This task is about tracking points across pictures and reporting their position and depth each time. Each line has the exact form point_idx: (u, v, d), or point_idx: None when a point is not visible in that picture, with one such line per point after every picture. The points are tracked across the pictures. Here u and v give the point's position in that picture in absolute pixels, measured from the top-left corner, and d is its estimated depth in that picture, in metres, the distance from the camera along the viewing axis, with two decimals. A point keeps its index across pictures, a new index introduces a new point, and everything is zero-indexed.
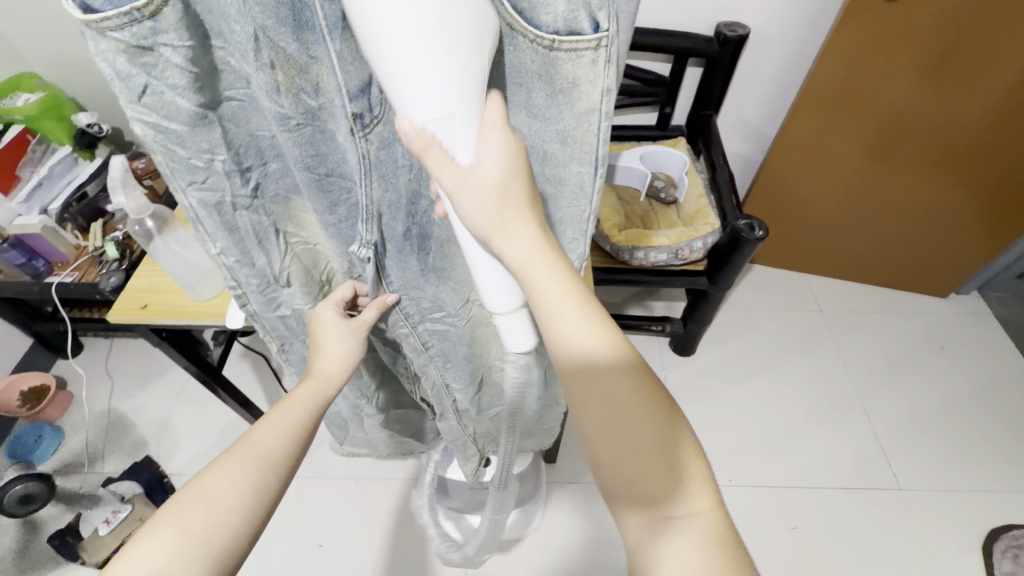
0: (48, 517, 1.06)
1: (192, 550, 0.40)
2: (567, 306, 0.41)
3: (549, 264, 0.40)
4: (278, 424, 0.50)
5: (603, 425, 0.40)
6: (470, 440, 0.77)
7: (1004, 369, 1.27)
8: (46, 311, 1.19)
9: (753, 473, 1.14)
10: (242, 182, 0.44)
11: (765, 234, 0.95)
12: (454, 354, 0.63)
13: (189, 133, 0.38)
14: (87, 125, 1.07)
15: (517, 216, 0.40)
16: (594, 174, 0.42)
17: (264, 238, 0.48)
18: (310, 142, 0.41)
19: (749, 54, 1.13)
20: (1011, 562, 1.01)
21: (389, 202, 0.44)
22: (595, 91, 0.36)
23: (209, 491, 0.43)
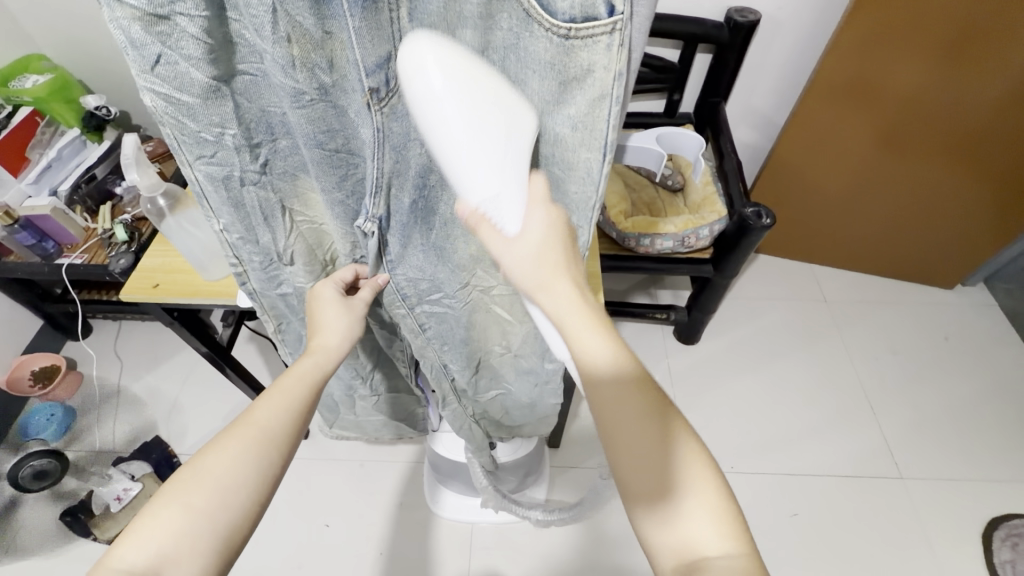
0: (60, 494, 1.08)
1: (197, 532, 0.40)
2: (596, 341, 0.44)
3: (584, 313, 0.44)
4: (279, 401, 0.47)
5: (634, 466, 0.42)
6: (472, 424, 0.78)
7: (1009, 361, 1.27)
8: (56, 292, 1.20)
9: (755, 461, 1.14)
10: (251, 158, 0.44)
11: (773, 221, 0.95)
12: (451, 337, 0.63)
13: (200, 106, 0.39)
14: (95, 108, 1.08)
15: (557, 275, 0.44)
16: (602, 161, 0.42)
17: (270, 214, 0.49)
18: (322, 119, 0.41)
19: (760, 40, 1.11)
20: (1010, 550, 1.02)
21: (398, 176, 0.44)
22: (608, 76, 0.36)
23: (212, 470, 0.42)
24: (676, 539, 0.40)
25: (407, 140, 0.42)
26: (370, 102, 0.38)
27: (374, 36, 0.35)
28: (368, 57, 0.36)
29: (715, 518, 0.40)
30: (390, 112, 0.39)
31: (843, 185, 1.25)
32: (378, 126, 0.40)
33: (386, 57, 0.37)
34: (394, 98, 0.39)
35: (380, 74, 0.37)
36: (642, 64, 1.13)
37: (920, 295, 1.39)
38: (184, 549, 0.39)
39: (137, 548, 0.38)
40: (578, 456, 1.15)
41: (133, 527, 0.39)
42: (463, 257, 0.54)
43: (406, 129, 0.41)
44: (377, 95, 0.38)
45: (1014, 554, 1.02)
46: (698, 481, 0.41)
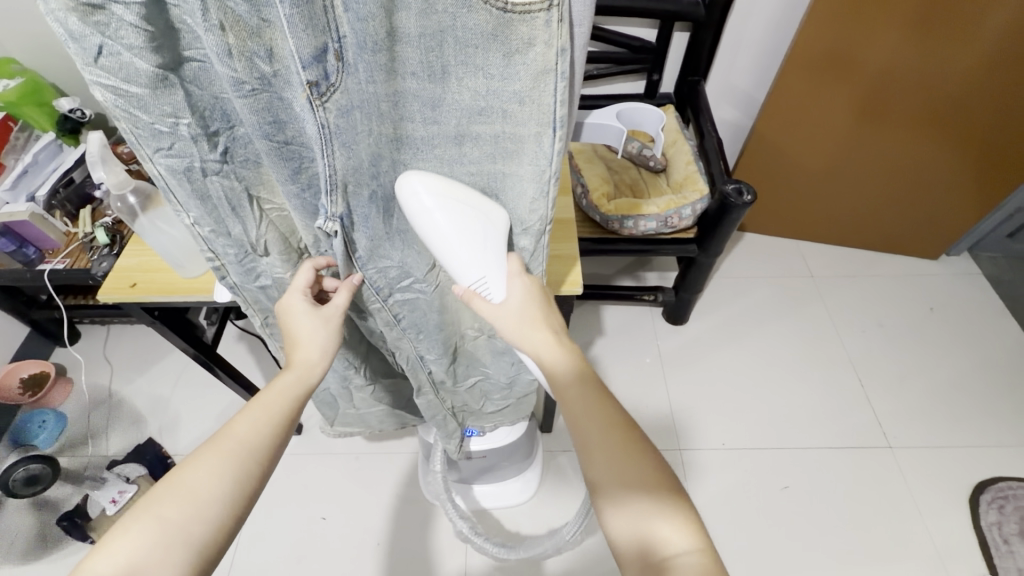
0: (55, 499, 1.09)
1: (169, 545, 0.40)
2: (554, 353, 0.51)
3: (557, 350, 0.51)
4: (257, 415, 0.47)
5: (610, 475, 0.44)
6: (450, 414, 0.79)
7: (994, 326, 1.29)
8: (42, 298, 1.20)
9: (745, 437, 1.16)
10: (210, 147, 0.44)
11: (754, 198, 0.95)
12: (426, 324, 0.64)
13: (150, 97, 0.38)
14: (69, 110, 1.07)
15: (537, 331, 0.52)
16: (553, 135, 0.43)
17: (237, 205, 0.49)
18: (268, 109, 0.40)
19: (737, 16, 1.11)
20: (996, 512, 1.04)
21: (353, 171, 0.43)
22: (550, 52, 0.37)
23: (186, 486, 0.42)
24: (642, 536, 0.42)
25: (356, 134, 0.41)
26: (311, 97, 0.37)
27: (308, 26, 0.33)
28: (303, 48, 0.34)
29: (674, 513, 0.42)
30: (333, 106, 0.38)
31: (821, 161, 1.25)
32: (322, 123, 0.39)
33: (321, 48, 0.35)
34: (335, 92, 0.38)
35: (317, 67, 0.36)
36: (619, 45, 1.12)
37: (905, 267, 1.40)
38: (158, 562, 0.39)
39: (108, 563, 0.39)
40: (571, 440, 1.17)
41: (103, 542, 0.39)
42: (425, 236, 0.55)
43: (354, 122, 0.40)
44: (317, 89, 0.37)
45: (999, 516, 1.04)
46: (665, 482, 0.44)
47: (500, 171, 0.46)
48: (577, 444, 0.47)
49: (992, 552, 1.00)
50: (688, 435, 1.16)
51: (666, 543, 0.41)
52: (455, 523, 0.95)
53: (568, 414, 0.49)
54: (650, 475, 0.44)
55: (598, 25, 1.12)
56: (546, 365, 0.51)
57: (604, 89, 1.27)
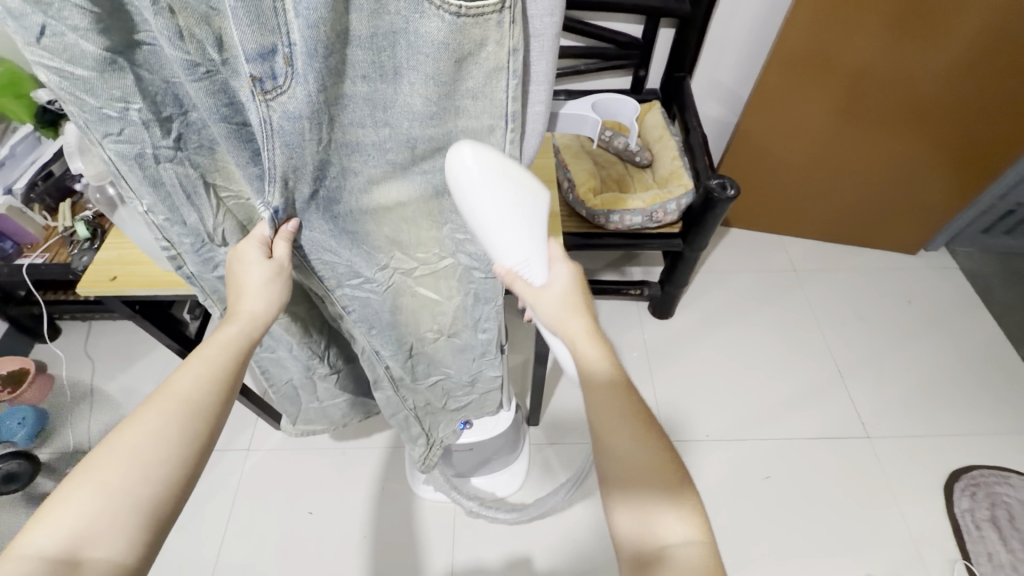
0: (31, 498, 1.07)
1: (114, 510, 0.39)
2: (588, 341, 0.50)
3: (586, 331, 0.51)
4: (201, 369, 0.46)
5: (615, 469, 0.45)
6: (412, 416, 0.79)
7: (969, 318, 1.32)
8: (20, 294, 1.18)
9: (729, 429, 1.18)
10: (163, 133, 0.42)
11: (737, 192, 0.97)
12: (378, 320, 0.63)
13: (97, 80, 0.37)
14: (47, 103, 1.02)
15: (575, 316, 0.52)
16: (507, 130, 0.42)
17: (193, 193, 0.47)
18: (223, 92, 0.39)
19: (722, 13, 1.12)
20: (969, 499, 1.07)
21: (293, 168, 0.41)
22: (502, 51, 0.36)
23: (127, 449, 0.41)
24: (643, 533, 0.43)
25: (302, 139, 0.39)
26: (254, 91, 0.36)
27: (254, 21, 0.33)
28: (248, 43, 0.33)
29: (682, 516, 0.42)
30: (277, 107, 0.37)
31: (805, 154, 1.26)
32: (265, 118, 0.38)
33: (269, 47, 0.34)
34: (281, 94, 0.37)
35: (263, 64, 0.35)
36: (606, 41, 1.13)
37: (885, 262, 1.43)
38: (105, 527, 0.38)
39: (49, 531, 0.37)
40: (558, 433, 1.18)
41: (44, 511, 0.38)
42: (377, 240, 0.53)
43: (301, 128, 0.38)
44: (262, 85, 0.36)
45: (972, 502, 1.07)
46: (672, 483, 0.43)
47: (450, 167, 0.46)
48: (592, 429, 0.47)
49: (965, 538, 1.03)
50: (672, 427, 1.18)
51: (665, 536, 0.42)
52: (464, 502, 1.02)
53: (591, 405, 0.48)
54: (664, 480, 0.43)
55: (586, 20, 1.12)
56: (580, 352, 0.50)
57: (591, 84, 1.27)
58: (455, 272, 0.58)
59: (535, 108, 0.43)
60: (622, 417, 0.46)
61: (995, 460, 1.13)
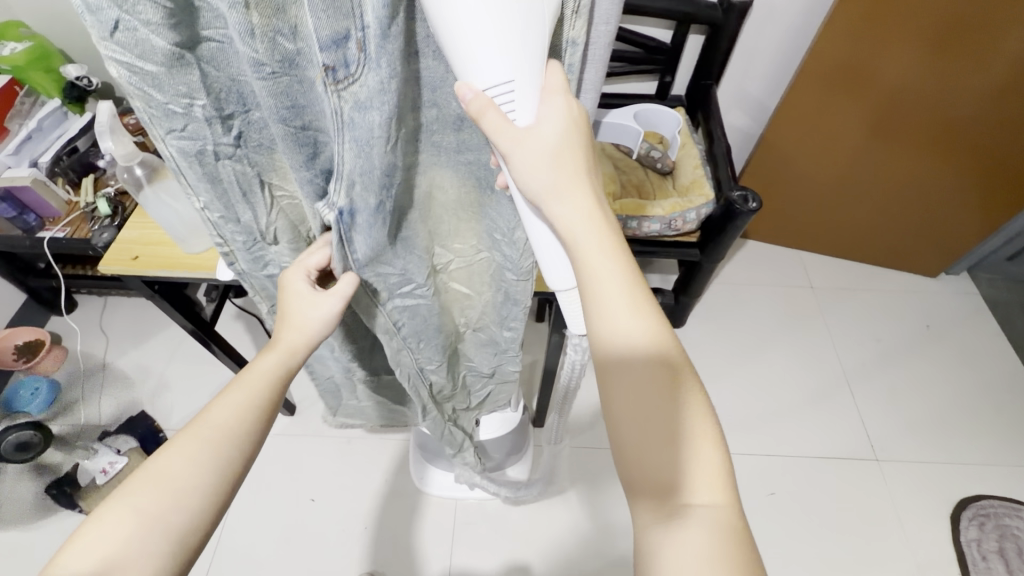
0: (39, 468, 1.09)
1: (147, 535, 0.40)
2: (613, 283, 0.41)
3: (596, 228, 0.41)
4: (240, 400, 0.47)
5: (625, 409, 0.40)
6: (453, 426, 0.81)
7: (987, 347, 1.30)
8: (39, 266, 1.19)
9: (734, 442, 1.17)
10: (224, 130, 0.42)
11: (758, 206, 0.96)
12: (426, 331, 0.63)
13: (165, 75, 0.37)
14: (76, 78, 1.08)
15: (572, 182, 0.41)
16: None
17: (249, 190, 0.47)
18: (285, 93, 0.38)
19: (754, 22, 1.10)
20: (976, 529, 1.06)
21: (361, 171, 0.41)
22: (560, 40, 0.36)
23: (166, 473, 0.42)
24: (658, 489, 0.38)
25: (371, 135, 0.39)
26: (326, 82, 0.35)
27: (330, 8, 0.31)
28: (323, 30, 0.32)
29: (704, 468, 0.38)
30: (349, 97, 0.36)
31: (837, 172, 1.25)
32: (337, 109, 0.37)
33: (342, 33, 0.33)
34: (353, 84, 0.36)
35: (337, 51, 0.33)
36: (634, 44, 1.11)
37: (904, 283, 1.41)
38: (135, 550, 0.39)
39: (85, 551, 0.39)
40: (562, 435, 1.18)
41: (81, 530, 0.40)
42: (422, 238, 0.54)
43: (371, 121, 0.38)
44: (334, 75, 0.35)
45: (979, 533, 1.05)
46: (693, 437, 0.39)
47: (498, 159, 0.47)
48: (595, 373, 0.42)
49: (970, 568, 1.02)
50: None
51: (690, 496, 0.37)
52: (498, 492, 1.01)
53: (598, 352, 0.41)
54: (684, 440, 0.39)
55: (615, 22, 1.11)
56: (598, 310, 0.41)
57: (615, 87, 1.26)
58: (489, 268, 0.59)
59: (582, 113, 0.43)
60: (635, 353, 0.40)
61: (1003, 489, 1.11)
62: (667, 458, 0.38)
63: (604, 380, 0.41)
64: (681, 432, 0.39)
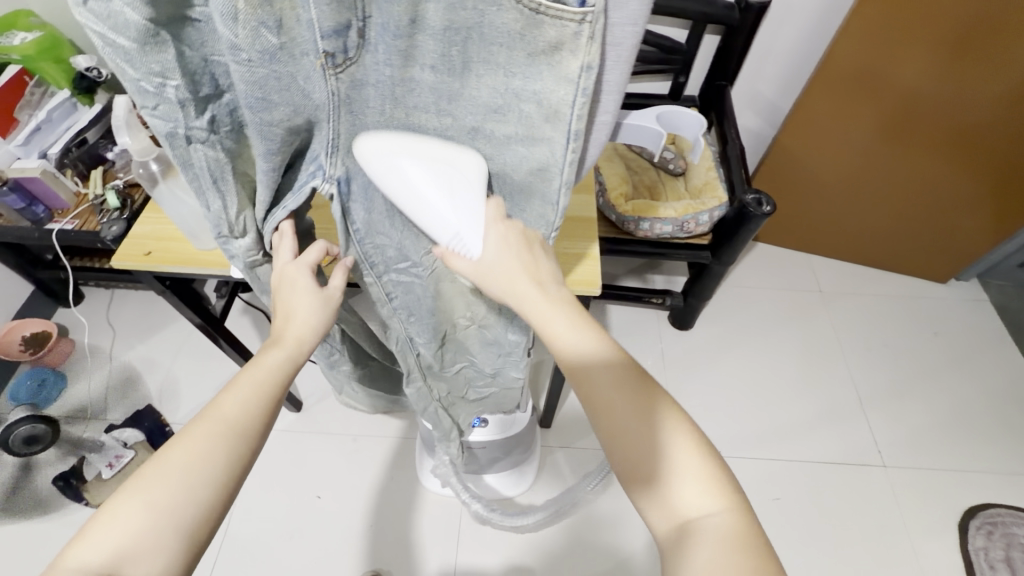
0: (46, 461, 1.09)
1: (157, 529, 0.39)
2: (569, 331, 0.46)
3: (553, 303, 0.47)
4: (247, 392, 0.46)
5: (616, 439, 0.43)
6: (440, 409, 0.79)
7: (996, 354, 1.29)
8: (47, 258, 1.19)
9: (742, 446, 1.16)
10: (197, 112, 0.39)
11: (773, 209, 0.94)
12: (419, 308, 0.61)
13: (138, 52, 0.34)
14: (86, 69, 1.05)
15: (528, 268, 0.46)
16: (567, 147, 0.38)
17: (220, 178, 0.44)
18: (261, 83, 0.35)
19: (771, 23, 1.09)
20: (984, 537, 1.06)
21: (356, 137, 0.42)
22: (575, 64, 0.33)
23: (172, 467, 0.41)
24: (663, 507, 0.41)
25: (366, 106, 0.40)
26: (325, 67, 0.35)
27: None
28: (325, 20, 0.33)
29: (700, 481, 0.41)
30: (347, 79, 0.37)
31: (844, 172, 1.23)
32: (332, 91, 0.37)
33: (344, 24, 0.33)
34: (351, 66, 0.36)
35: (337, 40, 0.34)
36: (649, 44, 1.10)
37: (914, 288, 1.40)
38: (144, 544, 0.39)
39: (95, 546, 0.38)
40: (569, 436, 1.17)
41: (91, 525, 0.39)
42: None
43: (366, 96, 0.39)
44: (333, 60, 0.35)
45: (987, 541, 1.05)
46: (683, 453, 0.42)
47: (503, 173, 0.44)
48: (586, 408, 0.46)
49: None
50: None
51: (686, 510, 0.40)
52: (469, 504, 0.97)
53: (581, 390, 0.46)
54: (676, 460, 0.41)
55: None
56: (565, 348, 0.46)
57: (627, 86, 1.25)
58: None
59: (602, 117, 0.39)
60: (610, 384, 0.44)
61: (1012, 498, 1.10)
62: (662, 477, 0.41)
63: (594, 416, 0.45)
64: (672, 454, 0.42)
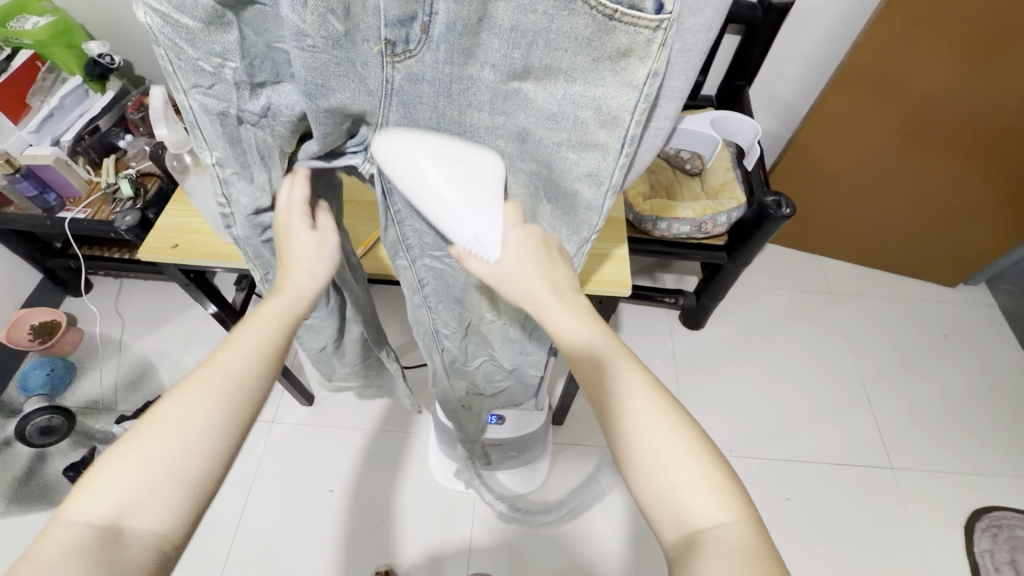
0: (57, 449, 1.09)
1: (157, 479, 0.39)
2: (581, 328, 0.46)
3: (567, 310, 0.46)
4: (248, 345, 0.45)
5: (622, 436, 0.42)
6: (460, 405, 0.81)
7: (1002, 359, 1.30)
8: (56, 246, 1.18)
9: (752, 447, 1.17)
10: (252, 96, 0.39)
11: (792, 212, 0.95)
12: (447, 295, 0.61)
13: (200, 31, 0.34)
14: (98, 55, 1.03)
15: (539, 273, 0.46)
16: (620, 152, 0.39)
17: (268, 156, 0.44)
18: (320, 70, 0.35)
19: (792, 25, 1.09)
20: (990, 540, 1.07)
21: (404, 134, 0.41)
22: (641, 70, 0.34)
23: (171, 420, 0.41)
24: (671, 516, 0.39)
25: (419, 104, 0.39)
26: (383, 54, 0.35)
27: None
28: (391, 8, 0.33)
29: (713, 491, 0.39)
30: (403, 70, 0.36)
31: (861, 174, 1.23)
32: (388, 79, 0.37)
33: (410, 14, 0.33)
34: (411, 60, 0.36)
35: (400, 29, 0.34)
36: None
37: (923, 292, 1.41)
38: (146, 497, 0.38)
39: (95, 497, 0.38)
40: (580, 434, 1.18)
41: (92, 473, 0.39)
42: None
43: (420, 94, 0.38)
44: (393, 49, 0.35)
45: (993, 544, 1.07)
46: (696, 459, 0.40)
47: (550, 178, 0.44)
48: (596, 415, 0.45)
49: None
50: None
51: (697, 520, 0.39)
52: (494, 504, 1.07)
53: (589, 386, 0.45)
54: (686, 467, 0.40)
55: None
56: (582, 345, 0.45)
57: None
58: None
59: (659, 124, 0.41)
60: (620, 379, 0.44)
61: (1017, 502, 1.12)
62: (673, 487, 0.40)
63: (603, 416, 0.44)
64: (683, 460, 0.40)
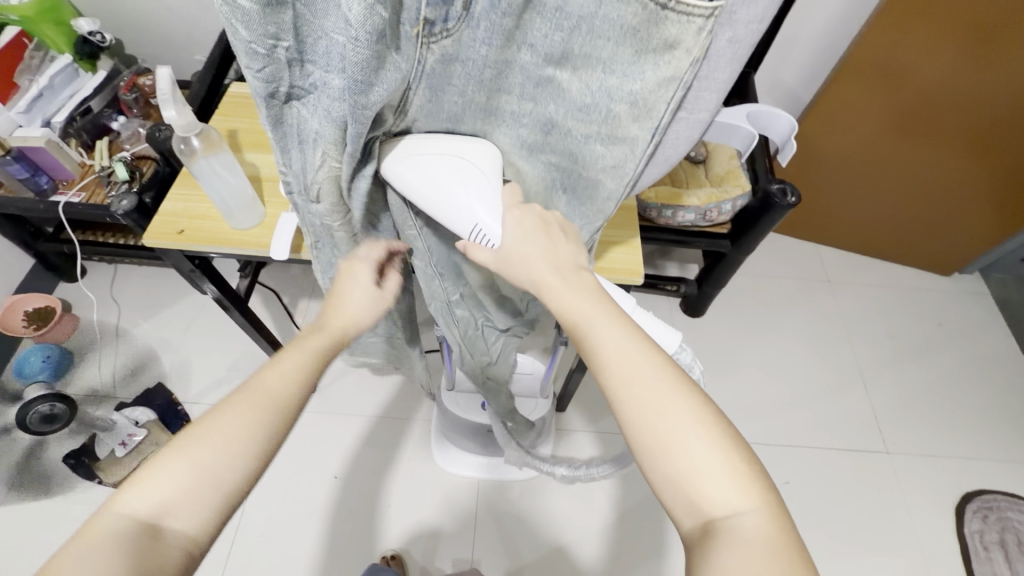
0: (55, 437, 1.08)
1: (197, 489, 0.39)
2: (596, 308, 0.43)
3: (588, 293, 0.44)
4: (292, 370, 0.46)
5: (638, 419, 0.40)
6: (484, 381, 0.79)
7: (995, 347, 1.33)
8: (49, 230, 1.15)
9: (751, 432, 1.19)
10: (301, 77, 0.35)
11: (797, 200, 0.94)
12: (445, 258, 0.59)
13: (258, 14, 0.30)
14: (89, 33, 1.00)
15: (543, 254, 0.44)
16: (649, 140, 0.40)
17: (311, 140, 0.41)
18: (366, 66, 0.32)
19: (798, 10, 1.08)
20: (980, 521, 1.10)
21: (427, 112, 0.41)
22: (685, 60, 0.34)
23: (215, 434, 0.41)
24: (686, 500, 0.39)
25: (451, 85, 0.38)
26: (418, 33, 0.33)
27: None
28: None
29: (732, 479, 0.39)
30: (438, 50, 0.35)
31: (867, 161, 1.23)
32: (421, 61, 0.35)
33: None
34: (446, 38, 0.34)
35: (441, 7, 0.32)
36: None
37: (921, 280, 1.43)
38: (185, 503, 0.39)
39: (138, 497, 0.39)
40: (583, 421, 1.19)
41: (136, 474, 0.39)
42: None
43: (451, 74, 0.37)
44: (430, 28, 0.33)
45: (983, 525, 1.10)
46: (715, 446, 0.39)
47: (573, 168, 0.44)
48: (608, 401, 0.42)
49: (973, 559, 1.06)
50: None
51: (712, 508, 0.38)
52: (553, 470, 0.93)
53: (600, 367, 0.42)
54: (705, 454, 0.39)
55: None
56: (598, 331, 0.42)
57: None
58: None
59: (699, 116, 0.41)
60: (641, 361, 0.41)
61: (1007, 486, 1.15)
62: (688, 473, 0.39)
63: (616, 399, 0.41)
64: (702, 446, 0.39)
